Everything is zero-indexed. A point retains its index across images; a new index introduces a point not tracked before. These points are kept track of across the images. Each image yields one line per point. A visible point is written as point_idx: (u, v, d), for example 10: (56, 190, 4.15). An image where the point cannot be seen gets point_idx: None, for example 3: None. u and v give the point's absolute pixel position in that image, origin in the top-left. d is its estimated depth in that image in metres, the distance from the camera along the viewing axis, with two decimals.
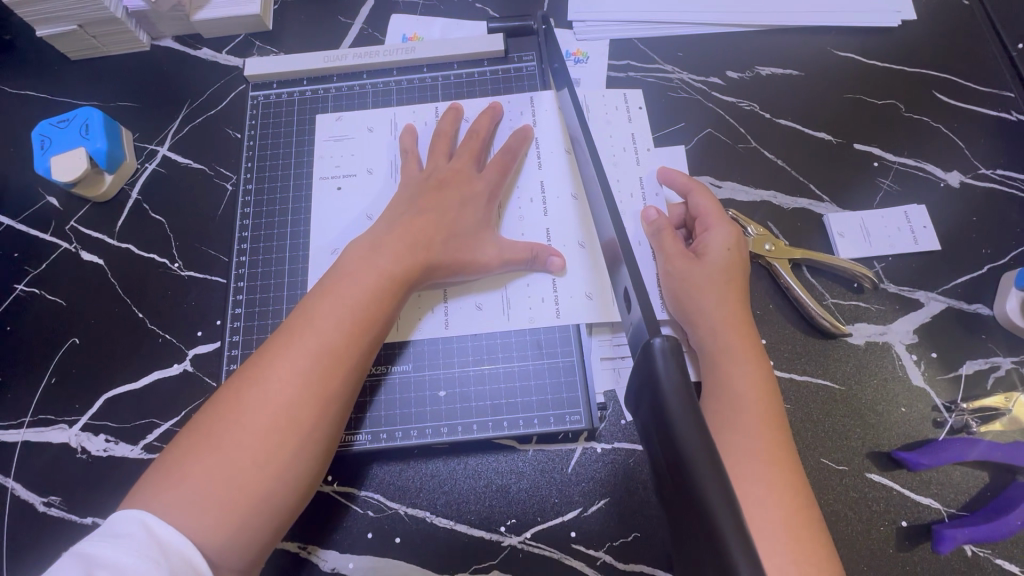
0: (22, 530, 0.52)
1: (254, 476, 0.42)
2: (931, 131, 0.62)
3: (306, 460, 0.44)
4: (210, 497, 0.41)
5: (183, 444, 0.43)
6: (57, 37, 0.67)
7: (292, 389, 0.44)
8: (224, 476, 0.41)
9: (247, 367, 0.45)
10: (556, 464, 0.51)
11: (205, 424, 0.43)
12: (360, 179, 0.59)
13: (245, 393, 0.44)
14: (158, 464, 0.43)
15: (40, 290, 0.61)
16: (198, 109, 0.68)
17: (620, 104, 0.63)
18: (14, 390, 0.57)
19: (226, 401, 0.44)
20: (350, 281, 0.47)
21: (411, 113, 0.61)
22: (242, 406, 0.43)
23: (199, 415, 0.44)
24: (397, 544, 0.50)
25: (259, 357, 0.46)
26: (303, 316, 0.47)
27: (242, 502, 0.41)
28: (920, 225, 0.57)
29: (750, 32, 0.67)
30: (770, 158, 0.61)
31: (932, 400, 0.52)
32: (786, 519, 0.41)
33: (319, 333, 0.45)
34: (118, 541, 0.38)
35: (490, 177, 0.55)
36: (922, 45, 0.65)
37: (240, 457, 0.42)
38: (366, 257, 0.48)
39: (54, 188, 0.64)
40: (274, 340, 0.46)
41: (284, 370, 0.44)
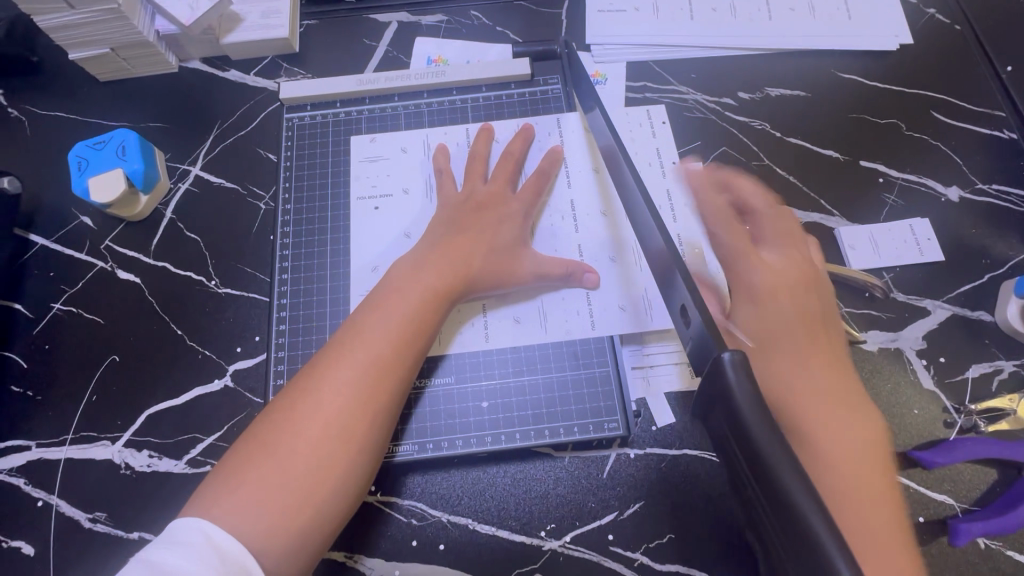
0: (70, 546, 0.53)
1: (310, 480, 0.43)
2: (931, 148, 0.66)
3: (358, 467, 0.46)
4: (269, 501, 0.42)
5: (241, 452, 0.45)
6: (88, 60, 0.69)
7: (344, 398, 0.46)
8: (279, 483, 0.43)
9: (300, 379, 0.48)
10: (593, 470, 0.54)
11: (262, 431, 0.45)
12: (397, 199, 0.61)
13: (299, 400, 0.46)
14: (217, 471, 0.44)
15: (78, 309, 0.62)
16: (229, 129, 0.70)
17: (643, 120, 0.67)
18: (56, 408, 0.58)
19: (281, 410, 0.46)
20: (396, 296, 0.50)
21: (443, 135, 0.64)
22: (295, 416, 0.45)
23: (253, 426, 0.46)
24: (441, 551, 0.52)
25: (310, 370, 0.48)
26: (353, 329, 0.49)
27: (299, 505, 0.43)
28: (925, 237, 0.61)
29: (759, 55, 0.71)
30: (783, 176, 0.65)
31: (942, 402, 0.55)
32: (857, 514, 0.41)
33: (368, 344, 0.48)
34: (177, 550, 0.39)
35: (525, 197, 0.58)
36: (919, 67, 0.70)
37: (296, 462, 0.44)
38: (410, 274, 0.51)
39: (88, 208, 0.66)
40: (325, 352, 0.48)
41: (336, 379, 0.46)
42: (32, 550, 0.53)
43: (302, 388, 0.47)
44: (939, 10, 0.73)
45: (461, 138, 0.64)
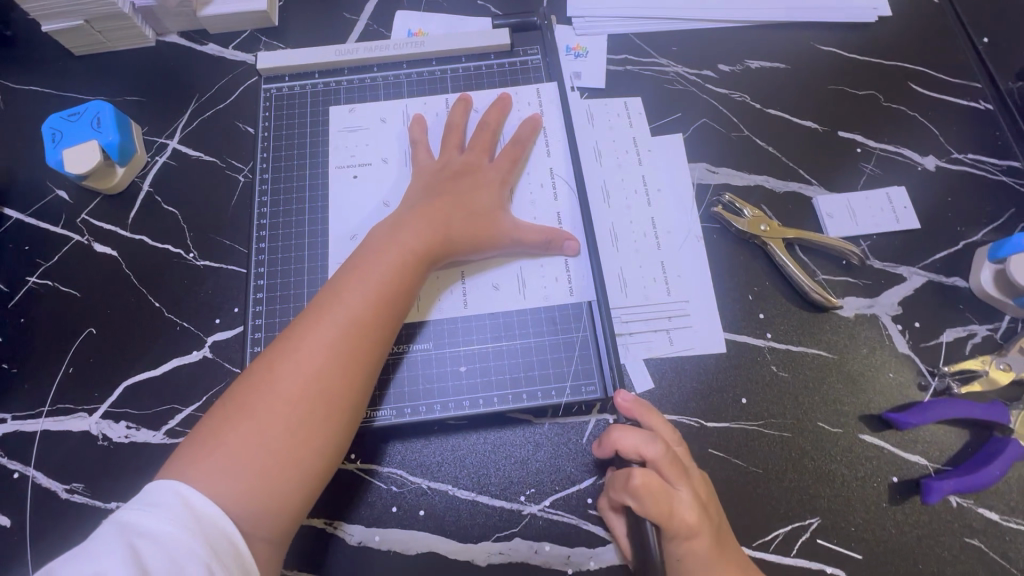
0: (46, 516, 0.53)
1: (288, 440, 0.43)
2: (908, 119, 0.66)
3: (337, 428, 0.45)
4: (246, 461, 0.42)
5: (218, 415, 0.44)
6: (62, 33, 0.68)
7: (322, 359, 0.46)
8: (257, 444, 0.43)
9: (278, 343, 0.47)
10: (572, 435, 0.54)
11: (239, 393, 0.45)
12: (376, 169, 0.61)
13: (277, 362, 0.46)
14: (194, 433, 0.44)
15: (54, 282, 0.61)
16: (207, 102, 0.69)
17: (621, 112, 0.66)
18: (32, 380, 0.57)
19: (258, 372, 0.46)
20: (376, 260, 0.50)
21: (421, 105, 0.64)
22: (273, 378, 0.45)
23: (231, 390, 0.46)
24: (421, 516, 0.52)
25: (288, 333, 0.48)
26: (331, 293, 0.49)
27: (276, 465, 0.43)
28: (901, 205, 0.62)
29: (740, 27, 0.71)
30: (762, 146, 0.65)
31: (916, 365, 0.56)
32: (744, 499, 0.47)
33: (346, 308, 0.48)
34: (151, 511, 0.38)
35: (502, 165, 0.58)
36: (897, 39, 0.70)
37: (273, 423, 0.43)
38: (390, 239, 0.51)
39: (63, 182, 0.65)
40: (304, 316, 0.48)
41: (315, 342, 0.46)
42: (8, 522, 0.53)
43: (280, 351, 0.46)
44: None
45: (441, 109, 0.63)
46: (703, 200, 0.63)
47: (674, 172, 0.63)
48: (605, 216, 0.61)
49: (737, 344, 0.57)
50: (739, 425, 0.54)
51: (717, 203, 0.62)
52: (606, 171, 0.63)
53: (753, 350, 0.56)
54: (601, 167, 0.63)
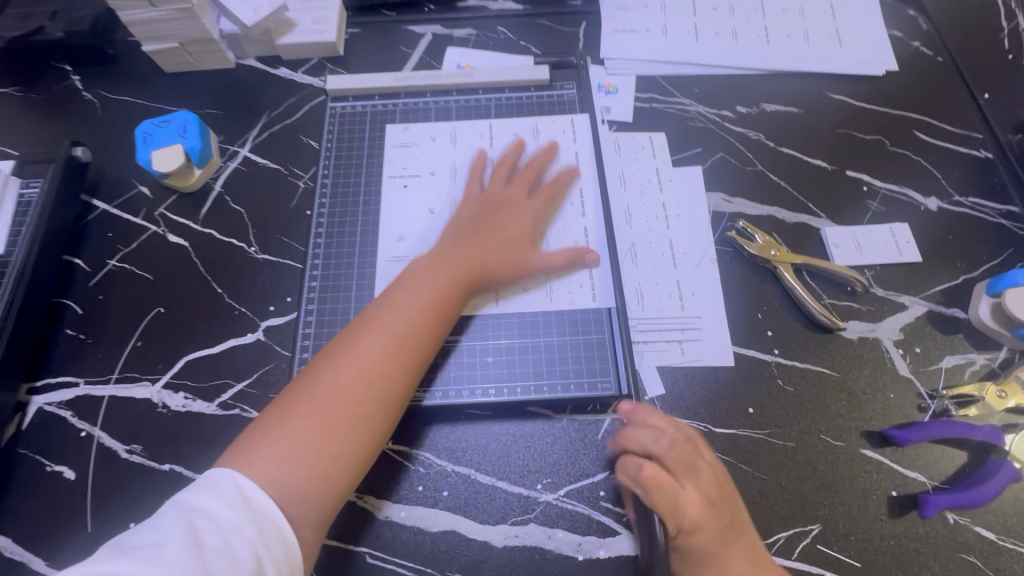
0: (107, 473, 0.58)
1: (337, 444, 0.48)
2: (912, 163, 0.72)
3: (376, 435, 0.50)
4: (301, 458, 0.46)
5: (272, 413, 0.49)
6: (158, 53, 0.78)
7: (375, 369, 0.51)
8: (311, 443, 0.47)
9: (332, 350, 0.52)
10: (588, 431, 0.58)
11: (295, 395, 0.50)
12: (430, 184, 0.69)
13: (333, 368, 0.51)
14: (247, 430, 0.48)
15: (131, 265, 0.69)
16: (276, 117, 0.78)
17: (646, 144, 0.73)
18: (104, 350, 0.64)
19: (317, 374, 0.51)
20: (423, 285, 0.56)
21: (468, 131, 0.71)
22: (326, 384, 0.50)
23: (285, 392, 0.50)
24: (445, 496, 0.56)
25: (342, 342, 0.53)
26: (381, 310, 0.54)
27: (333, 459, 0.47)
28: (903, 240, 0.66)
29: (758, 75, 0.78)
30: (774, 181, 0.71)
31: (916, 388, 0.59)
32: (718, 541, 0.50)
33: (395, 325, 0.53)
34: (212, 495, 0.42)
35: (538, 202, 0.64)
36: (902, 92, 0.77)
37: (326, 426, 0.48)
38: (435, 268, 0.58)
39: (146, 180, 0.73)
40: (355, 329, 0.54)
41: (366, 352, 0.51)
42: (73, 475, 0.58)
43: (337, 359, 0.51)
44: (923, 43, 0.80)
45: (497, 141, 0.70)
46: (718, 225, 0.68)
47: (692, 200, 0.69)
48: (627, 236, 0.67)
49: (746, 358, 0.61)
50: (746, 432, 0.58)
51: (732, 229, 0.67)
52: (629, 199, 0.69)
53: (760, 364, 0.61)
54: (625, 195, 0.69)
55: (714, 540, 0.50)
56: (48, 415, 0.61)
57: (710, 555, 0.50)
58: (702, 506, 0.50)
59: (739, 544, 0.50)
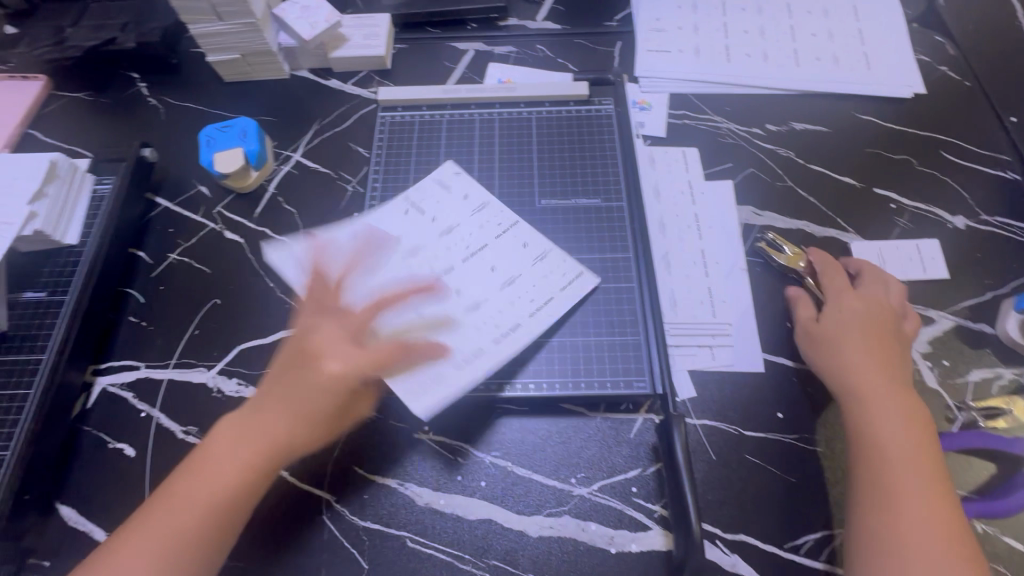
0: (164, 451, 0.62)
1: (178, 559, 0.48)
2: (939, 182, 0.74)
3: (206, 554, 0.50)
4: (144, 575, 0.47)
5: (139, 518, 0.50)
6: (220, 63, 0.83)
7: (207, 492, 0.51)
8: (154, 559, 0.48)
9: (193, 455, 0.53)
10: (621, 429, 0.60)
11: (210, 444, 0.53)
12: (456, 266, 0.65)
13: (190, 477, 0.51)
14: (116, 533, 0.50)
15: (190, 259, 0.73)
16: (327, 125, 0.83)
17: (679, 158, 0.76)
18: (163, 337, 0.68)
19: (177, 482, 0.51)
20: (250, 417, 0.53)
21: (496, 214, 0.68)
22: (179, 495, 0.51)
23: (157, 494, 0.52)
24: (482, 486, 0.58)
25: (201, 450, 0.53)
26: (230, 427, 0.53)
27: (195, 534, 0.49)
28: (930, 256, 0.68)
29: (788, 95, 0.81)
30: (803, 196, 0.73)
31: (944, 399, 0.61)
32: (932, 497, 0.51)
33: (217, 455, 0.52)
34: None
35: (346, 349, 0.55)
36: (930, 114, 0.79)
37: (169, 541, 0.49)
38: (253, 403, 0.54)
39: (206, 180, 0.78)
40: (206, 442, 0.53)
41: (212, 469, 0.51)
42: (133, 453, 0.62)
43: (293, 359, 0.55)
44: (950, 67, 0.83)
45: (497, 271, 0.64)
46: (749, 237, 0.71)
47: (723, 212, 0.72)
48: (660, 244, 0.70)
49: (775, 365, 0.63)
50: (775, 435, 0.60)
51: (762, 239, 0.70)
52: (662, 210, 0.72)
53: (789, 371, 0.63)
54: (658, 206, 0.72)
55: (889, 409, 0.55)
56: (111, 396, 0.65)
57: (863, 399, 0.56)
58: (882, 372, 0.57)
59: (894, 398, 0.55)
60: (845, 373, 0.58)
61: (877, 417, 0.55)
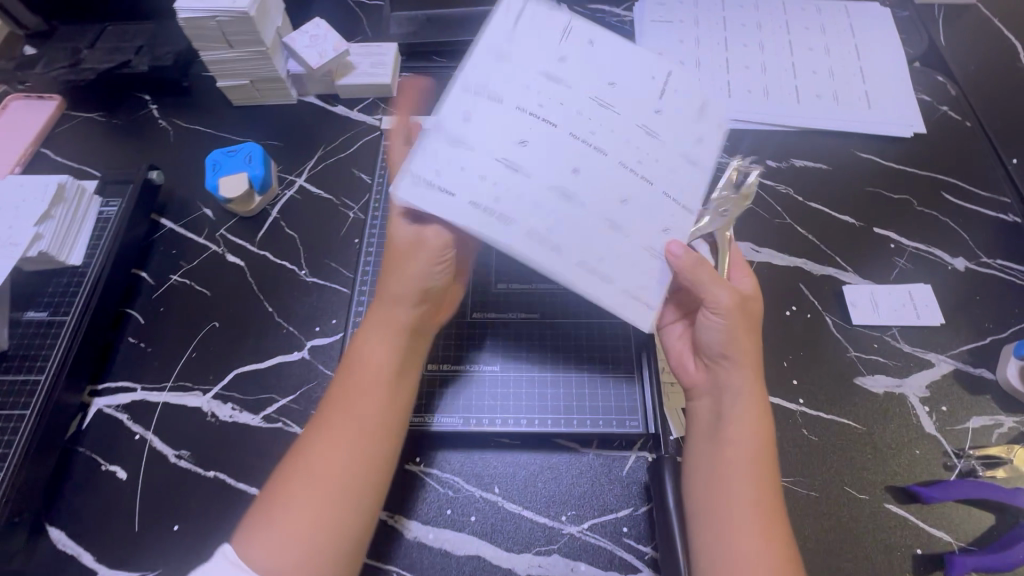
0: (156, 475, 0.62)
1: (343, 501, 0.50)
2: (939, 222, 0.74)
3: (367, 495, 0.51)
4: (311, 523, 0.48)
5: (279, 479, 0.51)
6: (230, 89, 0.85)
7: (338, 436, 0.52)
8: (315, 508, 0.49)
9: (321, 413, 0.55)
10: (614, 467, 0.60)
11: (330, 403, 0.55)
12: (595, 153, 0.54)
13: (324, 430, 0.53)
14: (261, 497, 0.51)
15: (191, 281, 0.74)
16: (332, 151, 0.84)
17: None
18: (161, 358, 0.69)
19: (312, 437, 0.53)
20: (360, 360, 0.56)
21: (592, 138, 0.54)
22: (321, 447, 0.52)
23: (290, 455, 0.53)
24: (472, 521, 0.58)
25: (329, 405, 0.55)
26: (350, 372, 0.56)
27: (341, 518, 0.49)
28: (923, 302, 0.68)
29: (788, 131, 0.81)
30: (802, 234, 0.74)
31: (942, 446, 0.60)
32: (760, 522, 0.50)
33: (365, 392, 0.54)
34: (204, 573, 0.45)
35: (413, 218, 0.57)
36: (930, 153, 0.79)
37: (322, 492, 0.50)
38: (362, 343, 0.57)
39: (211, 203, 0.80)
40: (336, 394, 0.55)
41: (343, 415, 0.53)
42: (126, 476, 0.62)
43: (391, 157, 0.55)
44: (951, 108, 0.83)
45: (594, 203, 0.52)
46: None
47: None
48: None
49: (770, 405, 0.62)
50: None
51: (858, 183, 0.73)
52: None
53: (785, 412, 0.62)
54: None
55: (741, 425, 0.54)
56: (106, 417, 0.65)
57: (742, 419, 0.54)
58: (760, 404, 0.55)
59: (761, 429, 0.54)
60: (732, 397, 0.55)
61: (738, 436, 0.53)
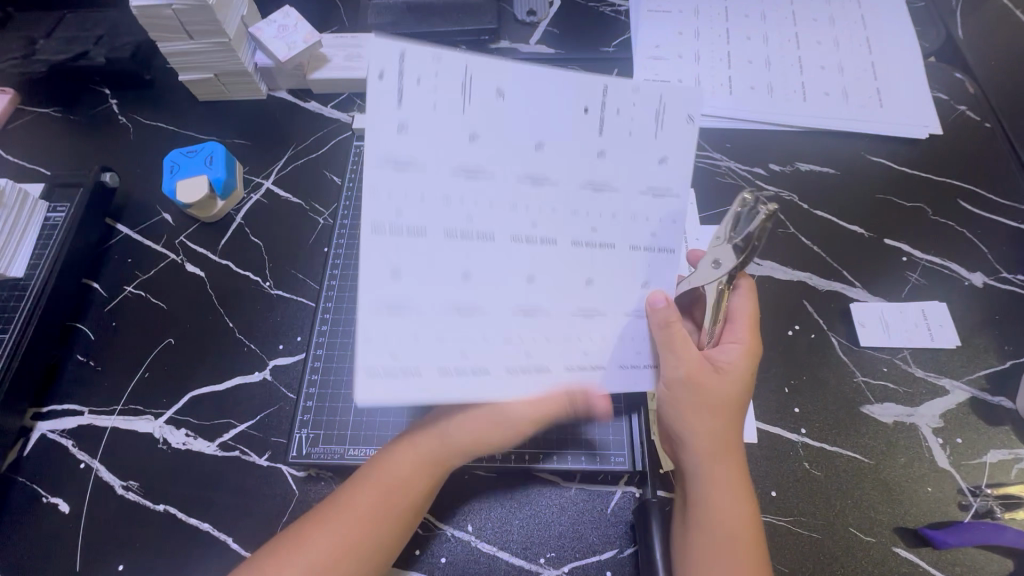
0: (101, 508, 0.57)
1: None
2: (955, 233, 0.68)
3: None
4: None
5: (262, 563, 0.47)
6: (192, 82, 0.79)
7: (334, 543, 0.48)
8: None
9: (331, 503, 0.50)
10: (597, 504, 0.55)
11: (343, 500, 0.50)
12: (473, 171, 0.40)
13: (325, 527, 0.48)
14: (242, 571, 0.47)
15: (147, 293, 0.69)
16: (302, 151, 0.78)
17: None
18: (111, 379, 0.63)
19: (308, 531, 0.48)
20: (393, 464, 0.50)
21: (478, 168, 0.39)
22: (312, 544, 0.48)
23: (280, 540, 0.49)
24: (442, 564, 0.53)
25: (341, 500, 0.50)
26: (378, 473, 0.50)
27: None
28: (937, 323, 0.62)
29: (794, 132, 0.75)
30: (807, 245, 0.68)
31: (957, 483, 0.55)
32: None
33: (385, 499, 0.49)
34: None
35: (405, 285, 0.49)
36: (946, 157, 0.73)
37: None
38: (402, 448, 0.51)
39: (170, 207, 0.74)
40: (351, 490, 0.50)
41: (352, 519, 0.48)
42: (68, 509, 0.57)
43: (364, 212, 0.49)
44: (970, 107, 0.77)
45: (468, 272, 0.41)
46: None
47: None
48: None
49: (770, 436, 0.57)
50: (767, 517, 0.54)
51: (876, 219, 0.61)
52: None
53: (785, 444, 0.57)
54: None
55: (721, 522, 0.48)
56: (50, 443, 0.60)
57: (725, 484, 0.49)
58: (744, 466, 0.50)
59: (746, 493, 0.49)
60: (706, 485, 0.49)
61: (724, 504, 0.48)
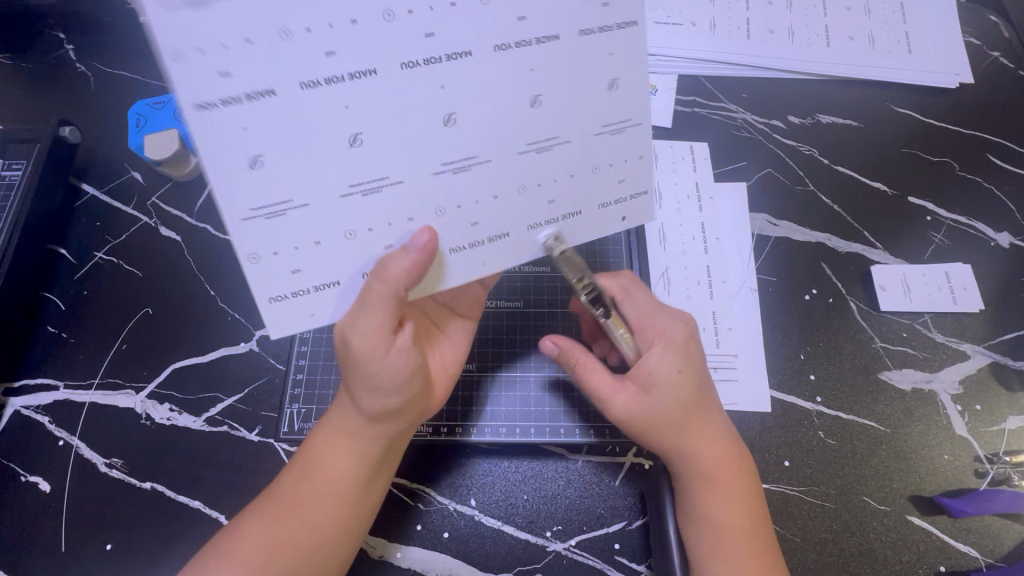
0: (84, 486, 0.54)
1: None
2: (983, 190, 0.64)
3: None
4: None
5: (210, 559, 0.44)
6: None
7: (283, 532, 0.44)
8: None
9: (269, 497, 0.47)
10: (605, 476, 0.53)
11: (281, 487, 0.47)
12: (260, 164, 0.35)
13: (268, 518, 0.45)
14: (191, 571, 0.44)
15: (119, 260, 0.63)
16: None
17: (686, 155, 0.66)
18: (86, 351, 0.59)
19: (254, 522, 0.45)
20: (325, 444, 0.47)
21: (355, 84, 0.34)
22: (252, 538, 0.44)
23: (222, 537, 0.45)
24: (445, 538, 0.51)
25: (277, 490, 0.47)
26: (310, 456, 0.47)
27: None
28: (960, 285, 0.59)
29: (814, 81, 0.70)
30: (827, 204, 0.64)
31: (974, 450, 0.53)
32: None
33: (326, 475, 0.46)
34: None
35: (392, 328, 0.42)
36: (977, 109, 0.69)
37: None
38: (334, 426, 0.47)
39: (139, 164, 0.67)
40: (285, 477, 0.47)
41: (295, 506, 0.45)
42: (49, 488, 0.54)
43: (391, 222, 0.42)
44: (1004, 54, 0.72)
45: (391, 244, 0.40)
46: (763, 251, 0.61)
47: (733, 222, 0.63)
48: (659, 259, 0.61)
49: (785, 405, 0.55)
50: (781, 488, 0.52)
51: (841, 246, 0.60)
52: (663, 218, 0.63)
53: (800, 412, 0.55)
54: (659, 214, 0.63)
55: (712, 494, 0.47)
56: (25, 420, 0.56)
57: (706, 485, 0.47)
58: (722, 452, 0.48)
59: (732, 489, 0.47)
60: (691, 459, 0.47)
61: (709, 508, 0.47)
